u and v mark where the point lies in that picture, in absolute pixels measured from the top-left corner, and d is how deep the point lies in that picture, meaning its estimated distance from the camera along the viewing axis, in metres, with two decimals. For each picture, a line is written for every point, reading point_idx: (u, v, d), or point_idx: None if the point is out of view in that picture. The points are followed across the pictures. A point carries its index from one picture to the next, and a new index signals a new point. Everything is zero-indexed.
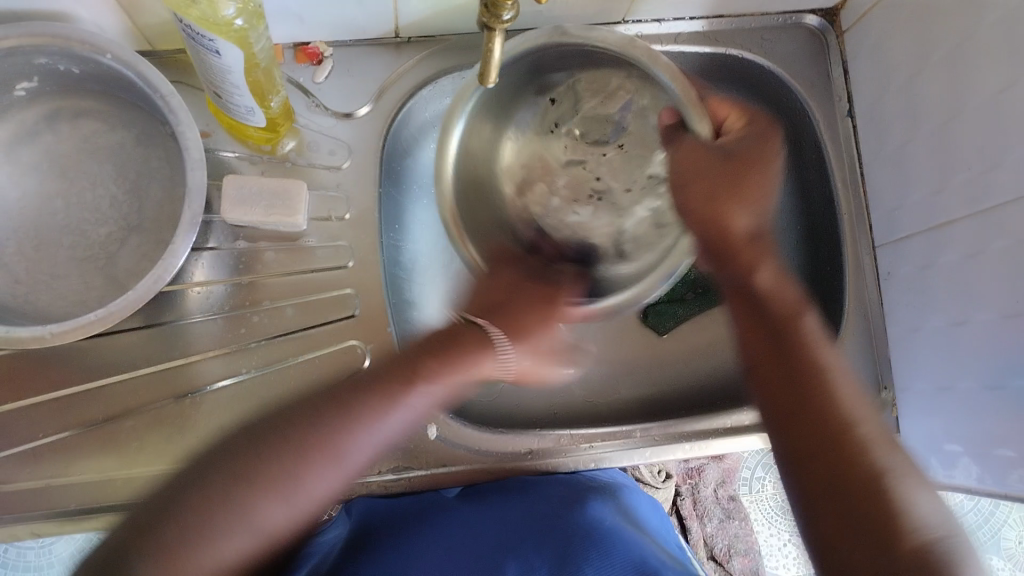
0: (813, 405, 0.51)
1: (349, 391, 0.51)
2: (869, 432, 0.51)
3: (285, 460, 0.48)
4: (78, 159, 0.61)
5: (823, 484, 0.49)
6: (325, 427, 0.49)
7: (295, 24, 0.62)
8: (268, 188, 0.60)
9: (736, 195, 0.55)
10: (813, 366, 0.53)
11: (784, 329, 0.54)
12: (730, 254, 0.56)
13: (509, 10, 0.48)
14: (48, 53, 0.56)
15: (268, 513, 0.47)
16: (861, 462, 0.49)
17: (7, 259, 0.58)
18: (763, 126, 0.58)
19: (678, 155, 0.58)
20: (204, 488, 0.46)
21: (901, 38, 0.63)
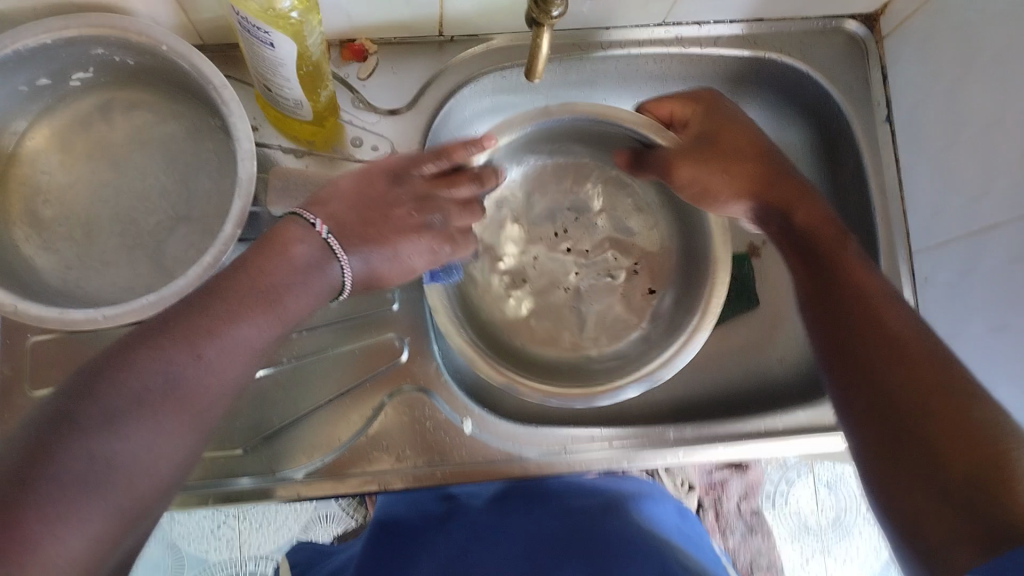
0: (869, 334, 0.50)
1: (181, 309, 0.44)
2: (930, 350, 0.48)
3: (161, 367, 0.41)
4: (130, 150, 0.63)
5: (920, 441, 0.44)
6: (171, 359, 0.41)
7: (343, 21, 0.64)
8: (314, 181, 0.62)
9: (722, 169, 0.61)
10: (872, 298, 0.52)
11: (835, 268, 0.56)
12: (769, 200, 0.61)
13: (560, 5, 0.49)
14: (105, 45, 0.58)
15: (149, 454, 0.39)
16: (936, 362, 0.47)
17: (59, 245, 0.60)
18: (710, 98, 0.64)
19: (658, 159, 0.63)
20: (87, 402, 0.38)
21: (944, 43, 0.63)
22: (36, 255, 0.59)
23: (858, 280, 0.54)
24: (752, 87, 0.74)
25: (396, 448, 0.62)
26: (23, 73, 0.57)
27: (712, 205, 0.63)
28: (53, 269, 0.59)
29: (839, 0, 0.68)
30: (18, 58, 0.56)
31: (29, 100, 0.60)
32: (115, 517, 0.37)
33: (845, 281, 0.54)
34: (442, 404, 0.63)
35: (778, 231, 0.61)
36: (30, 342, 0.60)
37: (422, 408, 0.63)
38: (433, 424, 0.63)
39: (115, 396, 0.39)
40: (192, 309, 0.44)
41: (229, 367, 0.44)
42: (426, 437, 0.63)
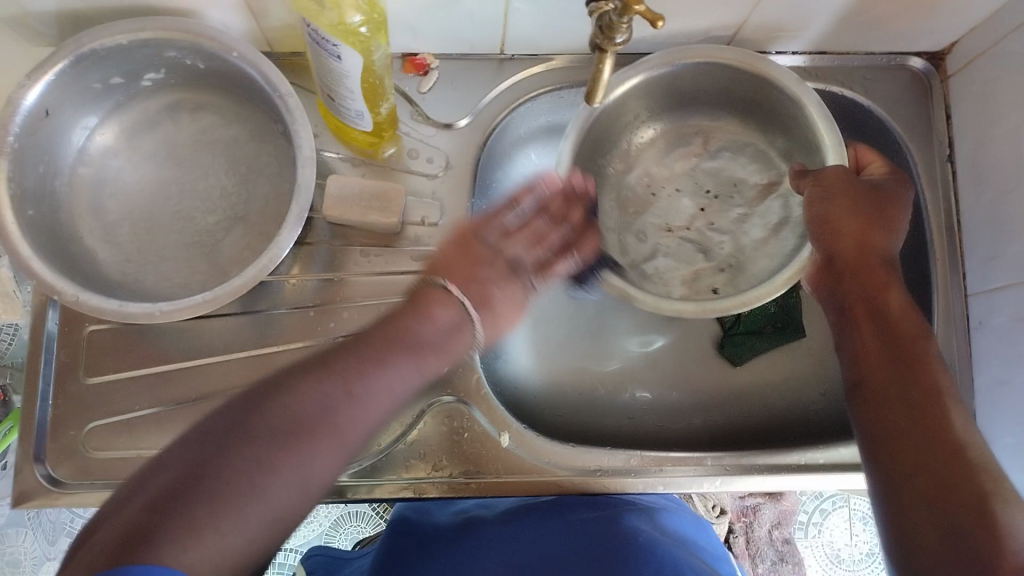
0: (919, 406, 0.51)
1: (344, 351, 0.47)
2: (979, 454, 0.48)
3: (319, 408, 0.43)
4: (194, 149, 0.65)
5: (943, 501, 0.47)
6: (329, 388, 0.44)
7: (407, 35, 0.65)
8: (369, 190, 0.63)
9: (884, 227, 0.57)
10: (926, 398, 0.51)
11: (908, 349, 0.54)
12: (860, 272, 0.56)
13: (623, 33, 0.50)
14: (177, 48, 0.59)
15: (307, 458, 0.41)
16: (968, 480, 0.47)
17: (120, 238, 0.62)
18: (904, 177, 0.61)
19: (825, 183, 0.58)
20: (231, 450, 0.39)
21: (1011, 85, 0.62)
22: (97, 247, 0.61)
23: (926, 375, 0.52)
24: None
25: (432, 457, 0.63)
26: (98, 71, 0.59)
27: (853, 247, 0.57)
28: (114, 262, 0.61)
29: (906, 36, 0.68)
30: (95, 57, 0.58)
31: (102, 97, 0.62)
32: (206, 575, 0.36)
33: (914, 369, 0.53)
34: (482, 417, 0.64)
35: (857, 300, 0.56)
36: (87, 331, 0.62)
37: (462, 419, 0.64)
38: (471, 436, 0.64)
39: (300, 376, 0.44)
40: (294, 377, 0.44)
41: (377, 410, 0.46)
42: (462, 448, 0.63)
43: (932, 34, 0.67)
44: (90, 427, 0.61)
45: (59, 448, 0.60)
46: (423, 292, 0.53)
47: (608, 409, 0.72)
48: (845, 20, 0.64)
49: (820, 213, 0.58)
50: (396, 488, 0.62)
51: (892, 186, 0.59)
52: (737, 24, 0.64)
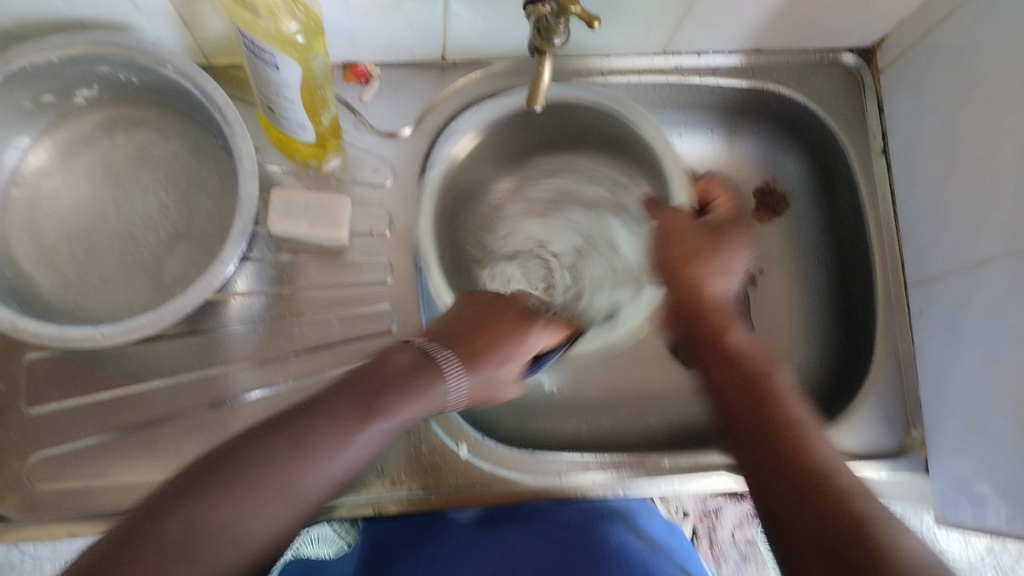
0: (778, 446, 0.46)
1: (332, 401, 0.47)
2: (851, 480, 0.43)
3: (262, 459, 0.42)
4: (132, 167, 0.63)
5: (799, 509, 0.43)
6: (281, 457, 0.42)
7: (347, 44, 0.64)
8: (314, 203, 0.62)
9: (715, 261, 0.57)
10: (783, 421, 0.48)
11: (748, 372, 0.51)
12: (699, 311, 0.56)
13: (561, 36, 0.51)
14: (111, 63, 0.58)
15: (250, 515, 0.40)
16: (827, 483, 0.43)
17: (58, 261, 0.60)
18: (744, 217, 0.61)
19: (665, 223, 0.59)
20: (184, 501, 0.38)
21: (939, 77, 0.64)
22: (35, 271, 0.59)
23: (772, 389, 0.50)
24: (752, 116, 0.75)
25: (391, 472, 0.62)
26: (28, 89, 0.57)
27: (694, 275, 0.56)
28: (52, 286, 0.59)
29: (837, 33, 0.70)
30: (26, 75, 0.56)
31: (33, 117, 0.60)
32: None
33: (761, 389, 0.50)
34: (439, 429, 0.63)
35: (694, 316, 0.56)
36: (28, 358, 0.60)
37: (420, 432, 0.63)
38: (429, 448, 0.63)
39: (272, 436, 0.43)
40: (296, 421, 0.44)
41: (349, 459, 0.44)
42: (421, 461, 0.63)
43: (862, 29, 0.69)
44: (34, 458, 0.59)
45: (1, 481, 0.58)
46: (408, 360, 0.51)
47: (564, 413, 0.72)
48: (778, 17, 0.66)
49: (659, 257, 0.59)
50: (354, 505, 0.61)
51: (728, 224, 0.60)
52: (674, 24, 0.65)
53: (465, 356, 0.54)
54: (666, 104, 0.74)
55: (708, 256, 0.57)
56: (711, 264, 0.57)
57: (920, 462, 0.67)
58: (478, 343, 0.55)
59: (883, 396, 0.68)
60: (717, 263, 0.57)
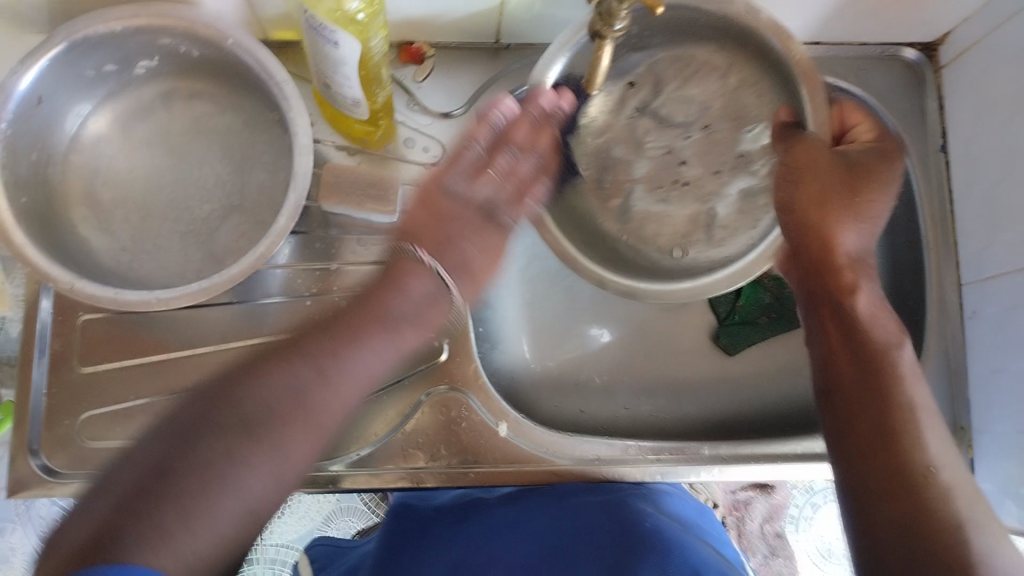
0: (870, 409, 0.51)
1: (313, 330, 0.52)
2: (949, 478, 0.48)
3: (256, 403, 0.47)
4: (187, 138, 0.64)
5: (895, 498, 0.48)
6: (300, 381, 0.48)
7: (404, 24, 0.65)
8: (365, 177, 0.63)
9: (850, 206, 0.55)
10: (899, 404, 0.51)
11: (874, 350, 0.53)
12: (827, 270, 0.55)
13: (622, 20, 0.50)
14: (172, 35, 0.59)
15: (246, 474, 0.45)
16: (936, 507, 0.47)
17: (114, 227, 0.62)
18: (889, 146, 0.58)
19: (797, 152, 0.56)
20: (202, 442, 0.44)
21: (1004, 75, 0.63)
22: (92, 236, 0.61)
23: (896, 393, 0.51)
24: None
25: (429, 447, 0.63)
26: (92, 58, 0.59)
27: (818, 219, 0.55)
28: (108, 251, 0.61)
29: (898, 28, 0.68)
30: (89, 43, 0.57)
31: (96, 85, 0.61)
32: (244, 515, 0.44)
33: (880, 392, 0.51)
34: (478, 406, 0.64)
35: (824, 301, 0.55)
36: (81, 320, 0.62)
37: (460, 409, 0.64)
38: (468, 425, 0.63)
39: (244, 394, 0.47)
40: (265, 358, 0.49)
41: (351, 387, 0.51)
42: (461, 437, 0.63)
43: (925, 25, 0.68)
44: (84, 416, 0.60)
45: (53, 438, 0.60)
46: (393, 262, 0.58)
47: (603, 400, 0.72)
48: (839, 10, 0.65)
49: (784, 190, 0.57)
50: (391, 477, 0.62)
51: (887, 154, 0.57)
52: None
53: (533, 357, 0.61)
54: None
55: (863, 206, 0.55)
56: (847, 211, 0.55)
57: (966, 462, 0.66)
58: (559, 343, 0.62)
59: (931, 397, 0.67)
60: (857, 216, 0.55)
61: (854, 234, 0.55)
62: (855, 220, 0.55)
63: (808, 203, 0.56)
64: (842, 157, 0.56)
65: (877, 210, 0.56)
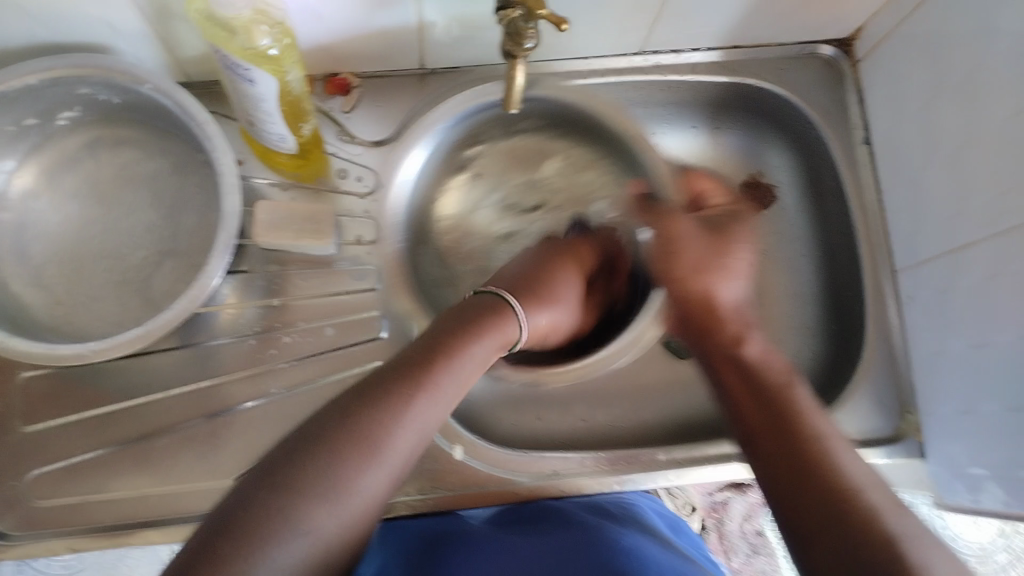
0: (793, 452, 0.49)
1: (394, 370, 0.48)
2: (878, 497, 0.46)
3: (355, 427, 0.43)
4: (117, 186, 0.64)
5: (831, 532, 0.44)
6: (373, 409, 0.44)
7: (327, 56, 0.65)
8: (300, 213, 0.62)
9: (717, 267, 0.63)
10: (811, 442, 0.50)
11: (779, 400, 0.53)
12: (713, 327, 0.60)
13: (531, 39, 0.50)
14: (90, 84, 0.59)
15: (356, 490, 0.41)
16: (873, 525, 0.43)
17: (49, 281, 0.61)
18: (743, 209, 0.70)
19: (666, 226, 0.65)
20: (271, 488, 0.40)
21: (916, 64, 0.64)
22: (25, 291, 0.60)
23: (807, 434, 0.50)
24: (733, 110, 0.76)
25: None
26: (12, 114, 0.58)
27: (699, 283, 0.62)
28: (42, 307, 0.60)
29: (813, 26, 0.70)
30: (7, 99, 0.57)
31: (19, 140, 0.61)
32: (312, 548, 0.39)
33: (795, 435, 0.50)
34: None
35: (718, 358, 0.58)
36: (22, 377, 0.61)
37: None
38: (423, 450, 0.63)
39: (336, 406, 0.45)
40: (423, 364, 0.48)
41: (428, 413, 0.46)
42: (416, 463, 0.63)
43: (838, 21, 0.69)
44: (32, 475, 0.59)
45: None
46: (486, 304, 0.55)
47: (560, 414, 0.72)
48: (753, 13, 0.66)
49: (662, 262, 0.64)
50: None
51: (739, 215, 0.69)
52: (649, 24, 0.65)
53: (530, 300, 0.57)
54: (647, 102, 0.75)
55: (733, 265, 0.63)
56: (720, 270, 0.63)
57: (917, 447, 0.66)
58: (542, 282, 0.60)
59: (875, 385, 0.68)
60: (730, 274, 0.63)
61: (734, 288, 0.63)
62: (730, 278, 0.63)
63: (686, 260, 0.63)
64: (703, 226, 0.66)
65: (742, 265, 0.64)
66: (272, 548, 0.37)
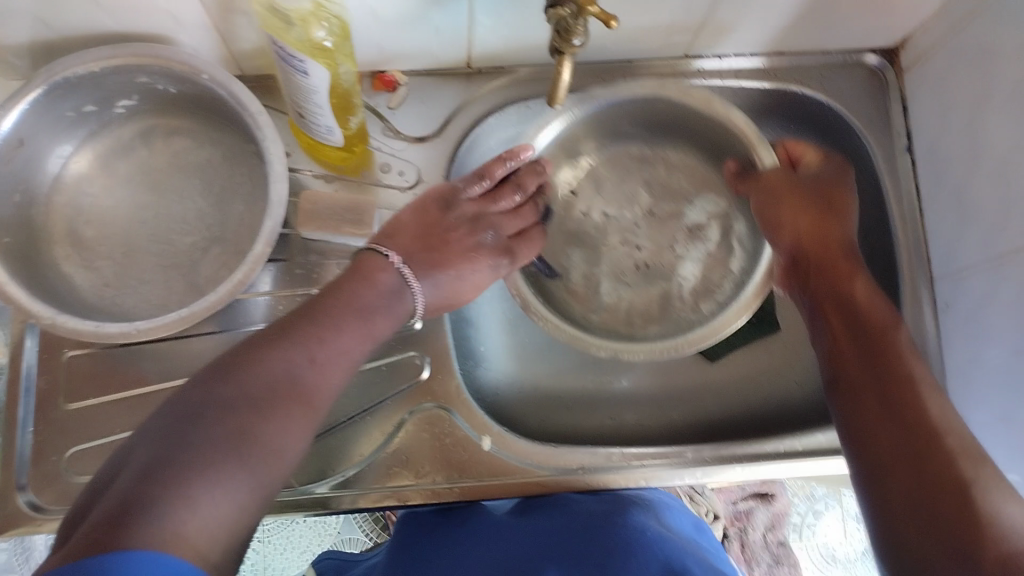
0: (877, 383, 0.51)
1: (300, 321, 0.51)
2: (959, 440, 0.47)
3: (286, 372, 0.47)
4: (166, 174, 0.66)
5: (918, 471, 0.46)
6: (287, 368, 0.47)
7: (376, 53, 0.66)
8: (342, 204, 0.64)
9: (827, 216, 0.60)
10: (903, 378, 0.50)
11: (877, 333, 0.53)
12: (823, 268, 0.58)
13: (579, 36, 0.51)
14: (149, 73, 0.61)
15: (292, 434, 0.45)
16: (952, 464, 0.45)
17: (98, 263, 0.63)
18: (838, 162, 0.64)
19: (762, 178, 0.64)
20: (189, 432, 0.41)
21: (961, 74, 0.65)
22: (75, 272, 0.62)
23: (899, 369, 0.51)
24: (774, 115, 0.76)
25: (414, 464, 0.63)
26: (72, 99, 0.60)
27: (797, 225, 0.60)
28: (91, 287, 0.62)
29: (857, 35, 0.70)
30: (67, 85, 0.59)
31: (76, 125, 0.63)
32: (246, 491, 0.41)
33: (887, 371, 0.51)
34: (462, 422, 0.64)
35: (822, 298, 0.57)
36: (68, 356, 0.63)
37: (443, 425, 0.64)
38: (453, 441, 0.64)
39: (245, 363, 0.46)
40: (277, 329, 0.50)
41: (338, 373, 0.50)
42: (445, 453, 0.63)
43: (884, 31, 0.70)
44: (73, 451, 0.61)
45: (41, 474, 0.60)
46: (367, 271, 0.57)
47: (590, 412, 0.72)
48: (799, 20, 0.66)
49: (763, 207, 0.63)
50: (378, 496, 0.62)
51: (839, 168, 0.63)
52: (694, 28, 0.66)
53: (423, 262, 0.60)
54: None
55: (841, 212, 0.61)
56: (825, 216, 0.60)
57: None
58: (444, 254, 0.61)
59: None
60: (831, 220, 0.60)
61: (847, 235, 0.60)
62: (834, 227, 0.60)
63: (788, 211, 0.61)
64: (803, 176, 0.63)
65: (845, 208, 0.61)
66: (191, 501, 0.37)
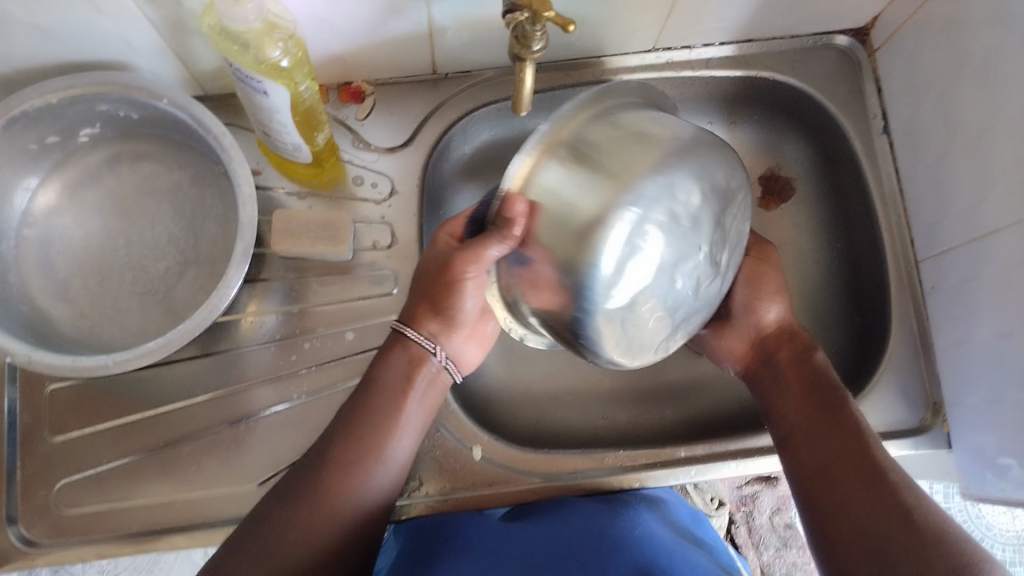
0: (823, 440, 0.55)
1: (336, 432, 0.55)
2: (900, 476, 0.52)
3: (307, 493, 0.52)
4: (138, 199, 0.65)
5: (872, 517, 0.50)
6: (314, 484, 0.52)
7: (339, 65, 0.66)
8: (316, 220, 0.63)
9: (778, 296, 0.63)
10: (846, 432, 0.55)
11: (823, 393, 0.58)
12: (779, 342, 0.63)
13: (539, 41, 0.50)
14: (109, 101, 0.60)
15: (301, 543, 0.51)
16: (896, 506, 0.50)
17: (73, 295, 0.62)
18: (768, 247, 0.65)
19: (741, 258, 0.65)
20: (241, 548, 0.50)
21: (932, 52, 0.64)
22: (50, 305, 0.61)
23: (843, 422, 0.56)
24: (748, 104, 0.76)
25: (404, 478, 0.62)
26: (34, 132, 0.59)
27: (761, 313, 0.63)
28: (68, 319, 0.61)
29: (826, 18, 0.70)
30: (28, 118, 0.58)
31: (41, 158, 0.62)
32: None
33: (831, 425, 0.56)
34: (451, 431, 0.64)
35: (758, 376, 0.63)
36: (49, 389, 0.62)
37: (433, 437, 0.64)
38: (443, 452, 0.63)
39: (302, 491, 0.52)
40: (342, 430, 0.54)
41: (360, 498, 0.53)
42: (436, 464, 0.63)
43: (853, 11, 0.69)
44: (60, 484, 0.60)
45: (31, 510, 0.60)
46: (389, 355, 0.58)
47: (581, 412, 0.72)
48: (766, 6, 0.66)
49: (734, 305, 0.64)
50: None
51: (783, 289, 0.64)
52: (660, 22, 0.65)
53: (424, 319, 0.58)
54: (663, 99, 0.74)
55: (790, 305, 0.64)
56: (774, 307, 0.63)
57: (942, 437, 0.65)
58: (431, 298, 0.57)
59: (902, 378, 0.67)
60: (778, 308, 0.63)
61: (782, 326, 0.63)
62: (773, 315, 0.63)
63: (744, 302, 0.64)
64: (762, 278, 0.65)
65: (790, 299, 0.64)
66: None
